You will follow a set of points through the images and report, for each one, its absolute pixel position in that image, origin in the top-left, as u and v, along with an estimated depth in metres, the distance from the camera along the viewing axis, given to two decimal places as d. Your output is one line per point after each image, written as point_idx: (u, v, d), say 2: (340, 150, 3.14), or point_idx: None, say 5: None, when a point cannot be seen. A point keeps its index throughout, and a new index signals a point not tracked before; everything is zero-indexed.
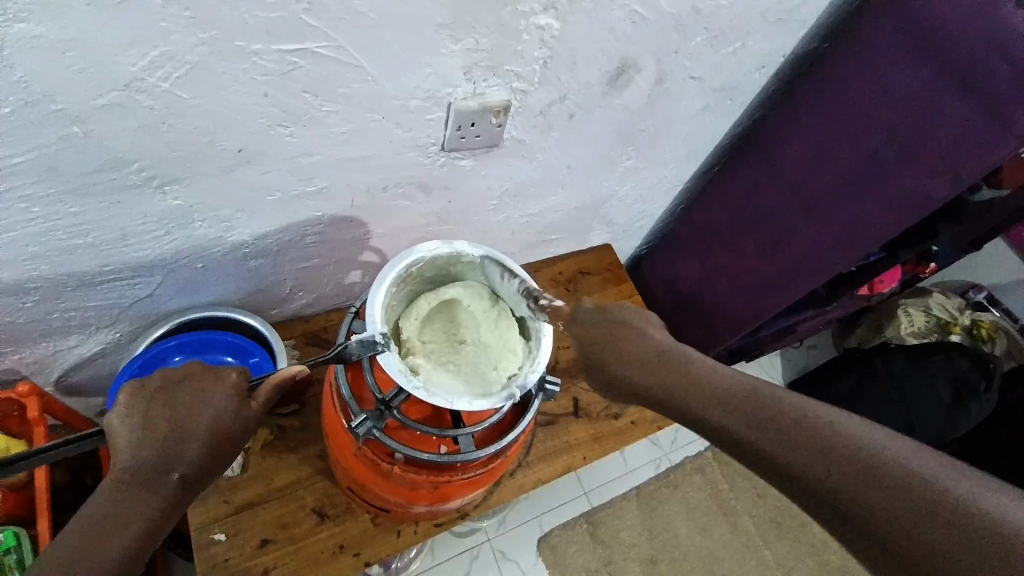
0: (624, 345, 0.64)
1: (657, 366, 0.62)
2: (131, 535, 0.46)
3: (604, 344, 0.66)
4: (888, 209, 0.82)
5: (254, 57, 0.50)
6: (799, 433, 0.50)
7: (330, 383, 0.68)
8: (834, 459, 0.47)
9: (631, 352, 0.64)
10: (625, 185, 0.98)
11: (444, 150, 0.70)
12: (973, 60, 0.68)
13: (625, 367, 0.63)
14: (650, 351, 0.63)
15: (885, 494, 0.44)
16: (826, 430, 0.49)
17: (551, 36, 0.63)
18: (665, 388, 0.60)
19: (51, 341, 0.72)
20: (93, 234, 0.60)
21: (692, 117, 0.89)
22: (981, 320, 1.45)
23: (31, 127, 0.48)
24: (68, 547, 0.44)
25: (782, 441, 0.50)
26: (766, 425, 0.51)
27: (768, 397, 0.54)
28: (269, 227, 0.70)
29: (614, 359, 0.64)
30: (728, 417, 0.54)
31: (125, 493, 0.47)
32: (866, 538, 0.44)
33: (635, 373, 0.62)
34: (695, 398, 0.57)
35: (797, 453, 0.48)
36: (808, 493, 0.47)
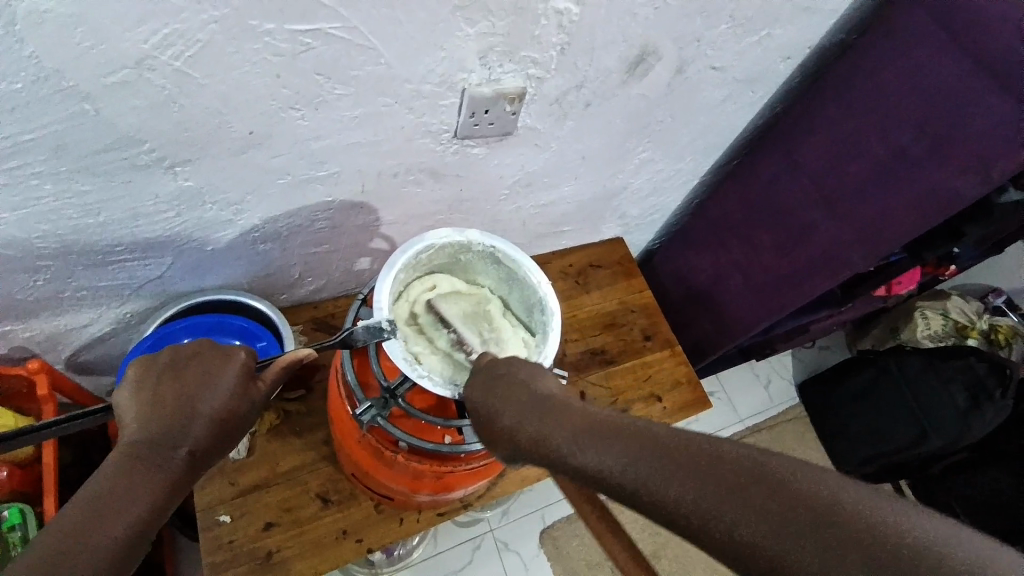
0: (501, 381, 0.56)
1: (532, 403, 0.52)
2: (136, 512, 0.44)
3: (486, 377, 0.57)
4: (915, 206, 0.79)
5: (267, 37, 0.49)
6: (695, 461, 0.39)
7: (336, 369, 0.68)
8: (740, 489, 0.36)
9: (507, 386, 0.55)
10: (640, 178, 0.97)
11: (457, 137, 0.69)
12: (1013, 54, 0.66)
13: (502, 405, 0.53)
14: (534, 386, 0.54)
15: (810, 531, 0.33)
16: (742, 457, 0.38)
17: (570, 21, 0.61)
18: (540, 427, 0.49)
19: (62, 320, 0.72)
20: (104, 213, 0.60)
21: (712, 109, 0.87)
22: (999, 324, 1.41)
23: (40, 103, 0.47)
24: (67, 521, 0.41)
25: (684, 480, 0.38)
26: (655, 458, 0.40)
27: (663, 430, 0.42)
28: (278, 211, 0.69)
29: (492, 396, 0.55)
30: (615, 464, 0.42)
31: (133, 464, 0.46)
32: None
33: (507, 411, 0.52)
34: (578, 436, 0.46)
35: (705, 495, 0.37)
36: (717, 545, 0.35)
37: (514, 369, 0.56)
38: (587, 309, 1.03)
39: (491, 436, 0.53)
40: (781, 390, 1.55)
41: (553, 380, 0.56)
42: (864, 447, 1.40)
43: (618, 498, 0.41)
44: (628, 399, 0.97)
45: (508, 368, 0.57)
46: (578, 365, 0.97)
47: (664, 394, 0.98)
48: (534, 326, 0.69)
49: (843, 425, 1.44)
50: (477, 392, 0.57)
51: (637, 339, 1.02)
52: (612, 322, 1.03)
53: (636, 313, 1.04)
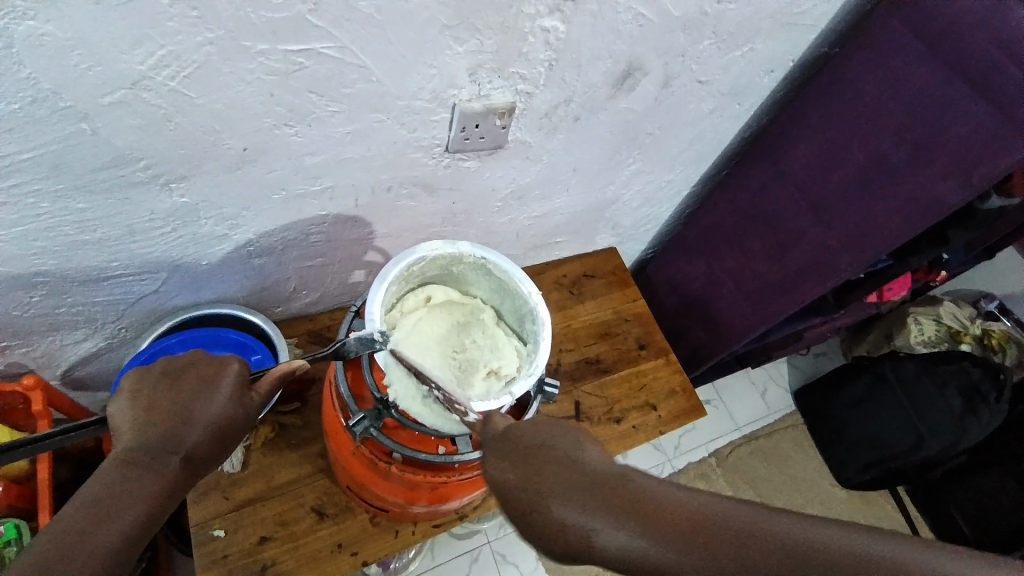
0: (533, 461, 0.48)
1: (578, 489, 0.45)
2: (132, 517, 0.44)
3: (514, 453, 0.49)
4: (899, 210, 0.80)
5: (260, 56, 0.50)
6: (790, 560, 0.38)
7: (330, 380, 0.68)
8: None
9: (543, 465, 0.47)
10: (631, 189, 0.98)
11: (448, 151, 0.71)
12: (989, 60, 0.68)
13: (545, 496, 0.45)
14: (574, 461, 0.47)
15: None
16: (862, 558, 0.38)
17: (557, 39, 0.63)
18: (604, 523, 0.43)
19: (58, 335, 0.72)
20: (100, 229, 0.60)
21: (699, 121, 0.89)
22: (992, 329, 1.42)
23: (38, 123, 0.48)
24: (69, 522, 0.42)
25: None
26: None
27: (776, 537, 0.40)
28: (273, 225, 0.70)
29: (530, 480, 0.47)
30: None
31: (127, 471, 0.46)
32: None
33: (555, 503, 0.45)
34: (651, 533, 0.42)
35: None
36: None
37: (542, 440, 0.49)
38: (581, 318, 1.04)
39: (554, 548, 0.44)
40: (777, 398, 1.55)
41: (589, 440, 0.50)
42: (863, 454, 1.40)
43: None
44: (623, 408, 0.97)
45: (535, 439, 0.49)
46: (573, 374, 0.98)
47: (658, 402, 0.99)
48: (526, 335, 0.70)
49: (841, 432, 1.44)
50: (504, 472, 0.48)
51: (632, 347, 1.03)
52: (606, 332, 1.03)
53: (630, 322, 1.05)
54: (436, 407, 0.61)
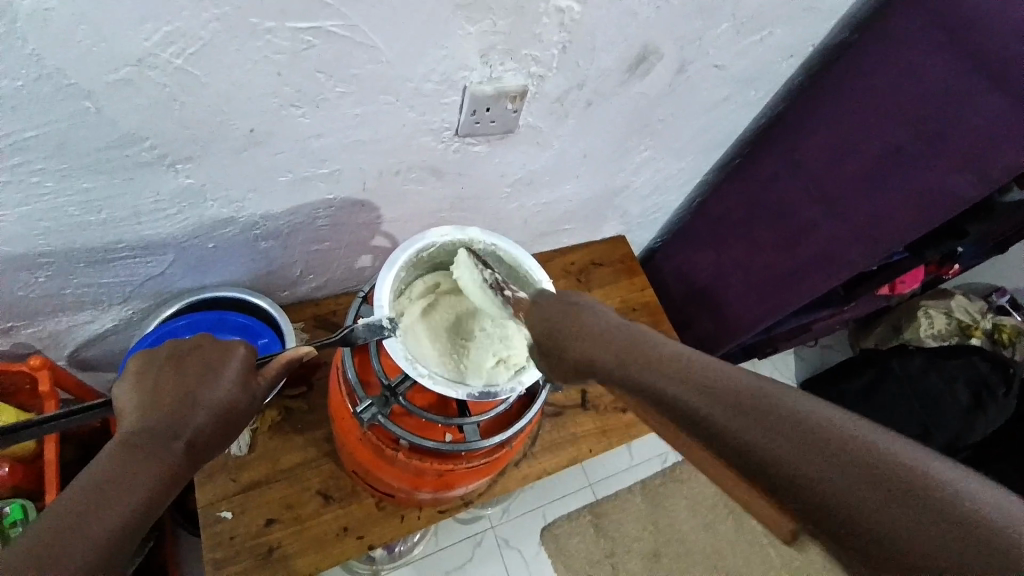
0: (571, 313, 0.54)
1: (592, 337, 0.50)
2: (134, 502, 0.44)
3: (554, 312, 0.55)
4: (910, 203, 0.80)
5: (267, 35, 0.49)
6: (721, 379, 0.40)
7: (336, 366, 0.68)
8: (756, 407, 0.38)
9: (575, 319, 0.53)
10: (641, 176, 0.96)
11: (458, 135, 0.69)
12: (1004, 51, 0.66)
13: (569, 337, 0.52)
14: (609, 323, 0.51)
15: (895, 496, 0.32)
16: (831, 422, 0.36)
17: (572, 20, 0.61)
18: (619, 354, 0.47)
19: (64, 316, 0.72)
20: (107, 210, 0.60)
21: (715, 106, 0.86)
22: (1003, 324, 1.40)
23: (41, 101, 0.47)
24: (65, 508, 0.41)
25: (777, 431, 0.36)
26: (748, 406, 0.38)
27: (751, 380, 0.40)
28: (280, 209, 0.69)
29: (558, 332, 0.53)
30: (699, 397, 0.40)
31: (131, 454, 0.45)
32: (859, 551, 0.32)
33: (576, 342, 0.51)
34: (656, 368, 0.44)
35: (797, 445, 0.35)
36: (802, 498, 0.34)
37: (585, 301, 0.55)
38: None
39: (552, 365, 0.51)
40: None
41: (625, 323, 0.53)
42: None
43: (691, 431, 0.40)
44: None
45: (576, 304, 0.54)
46: None
47: None
48: None
49: None
50: (542, 317, 0.55)
51: None
52: None
53: (637, 311, 1.04)
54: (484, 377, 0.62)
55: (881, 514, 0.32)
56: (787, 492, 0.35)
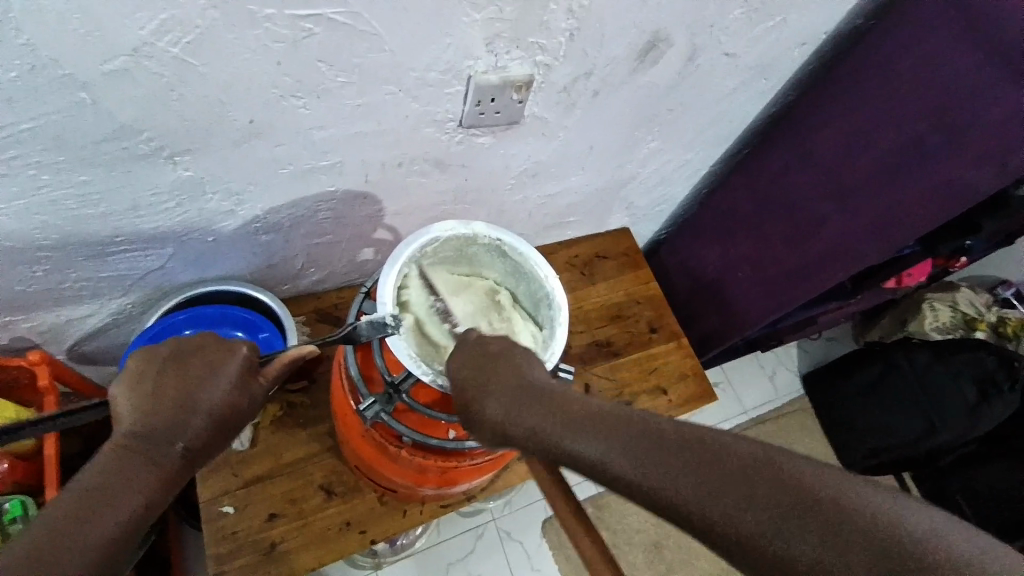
0: (482, 358, 0.53)
1: (509, 390, 0.49)
2: (132, 505, 0.43)
3: (469, 354, 0.54)
4: (926, 198, 0.78)
5: (266, 23, 0.47)
6: (629, 426, 0.41)
7: (339, 363, 0.67)
8: (661, 450, 0.39)
9: (489, 365, 0.52)
10: (648, 167, 0.95)
11: (462, 126, 0.68)
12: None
13: (485, 389, 0.51)
14: (521, 369, 0.51)
15: (797, 516, 0.33)
16: (729, 450, 0.37)
17: (579, 7, 0.59)
18: (535, 413, 0.47)
19: (64, 310, 0.71)
20: (104, 204, 0.58)
21: (724, 96, 0.84)
22: (1009, 317, 1.37)
23: (35, 92, 0.46)
24: (63, 510, 0.40)
25: (684, 472, 0.37)
26: (654, 450, 0.39)
27: (655, 421, 0.41)
28: (280, 202, 0.68)
29: (477, 380, 0.52)
30: (610, 448, 0.41)
31: (130, 457, 0.45)
32: None
33: (494, 394, 0.50)
34: (576, 428, 0.43)
35: (701, 484, 0.36)
36: (722, 541, 0.35)
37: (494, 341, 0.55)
38: (592, 300, 1.01)
39: (476, 423, 0.51)
40: (786, 382, 1.54)
41: (543, 367, 0.54)
42: (872, 440, 1.38)
43: (613, 491, 0.40)
44: (633, 392, 0.96)
45: (486, 346, 0.54)
46: (583, 357, 0.96)
47: (669, 386, 0.97)
48: (540, 321, 0.67)
49: (851, 421, 1.42)
50: (455, 364, 0.55)
51: (643, 331, 1.01)
52: (618, 314, 1.01)
53: (642, 305, 1.03)
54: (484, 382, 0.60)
55: (805, 546, 0.32)
56: (707, 536, 0.36)
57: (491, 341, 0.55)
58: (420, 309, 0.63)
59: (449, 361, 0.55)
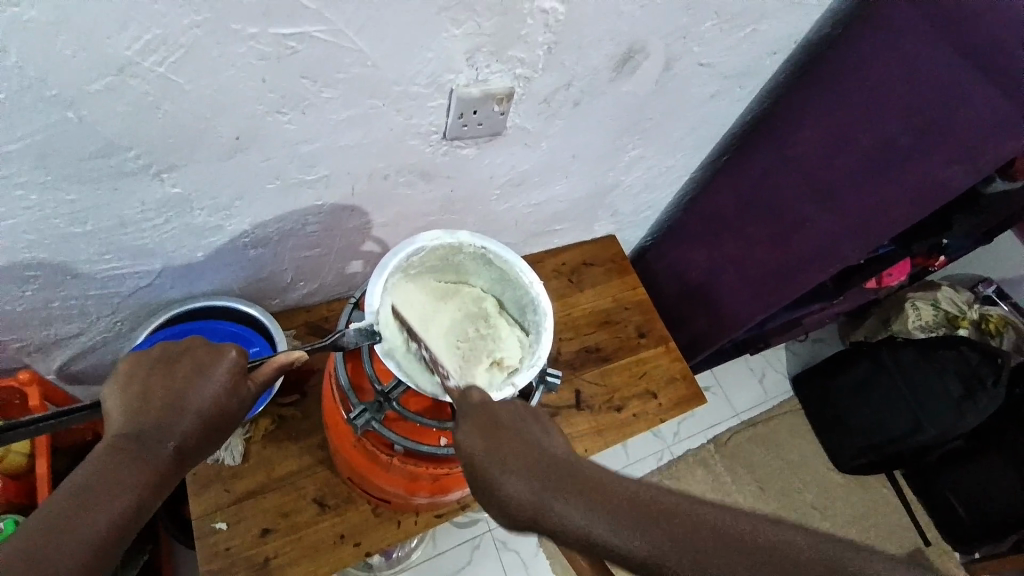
0: (499, 431, 0.48)
1: (537, 467, 0.44)
2: (121, 506, 0.44)
3: (483, 422, 0.49)
4: (905, 195, 0.81)
5: (250, 40, 0.49)
6: (682, 522, 0.39)
7: (329, 373, 0.68)
8: (726, 553, 0.37)
9: (507, 438, 0.47)
10: (631, 174, 0.97)
11: (446, 138, 0.69)
12: (996, 42, 0.68)
13: (507, 466, 0.45)
14: (542, 444, 0.47)
15: None
16: (797, 551, 0.37)
17: (556, 20, 0.61)
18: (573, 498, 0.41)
19: (53, 329, 0.71)
20: (92, 221, 0.59)
21: (701, 104, 0.87)
22: (989, 314, 1.41)
23: (24, 113, 0.47)
24: (54, 509, 0.42)
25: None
26: (723, 556, 0.37)
27: (711, 516, 0.39)
28: (268, 216, 0.69)
29: (495, 455, 0.46)
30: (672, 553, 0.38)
31: (120, 458, 0.45)
32: None
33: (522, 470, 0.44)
34: (625, 522, 0.40)
35: None
36: None
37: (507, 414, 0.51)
38: (581, 307, 1.03)
39: (496, 509, 0.44)
40: (776, 384, 1.55)
41: (556, 434, 0.50)
42: (861, 437, 1.40)
43: None
44: (624, 396, 0.97)
45: (501, 418, 0.50)
46: (573, 363, 0.97)
47: (659, 389, 0.98)
48: (527, 325, 0.68)
49: (841, 419, 1.43)
50: (466, 438, 0.48)
51: (632, 335, 1.02)
52: (606, 319, 1.03)
53: (630, 310, 1.04)
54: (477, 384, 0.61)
55: None
56: None
57: (503, 413, 0.50)
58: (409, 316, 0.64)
59: (462, 429, 0.49)
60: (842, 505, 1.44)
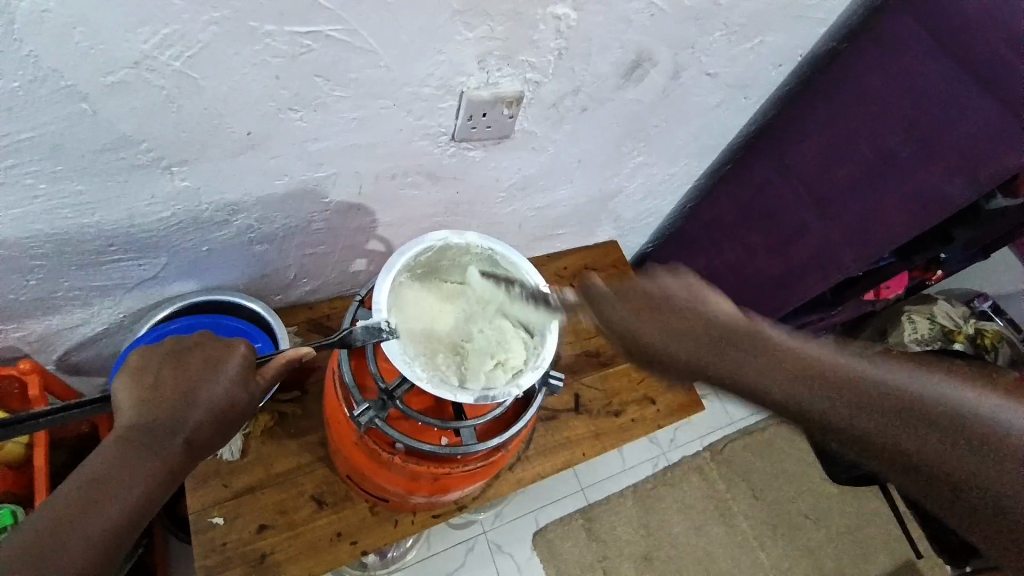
0: (908, 416, 0.47)
1: (845, 378, 0.50)
2: (132, 501, 0.44)
3: (629, 301, 0.62)
4: (902, 204, 0.82)
5: (267, 38, 0.49)
6: (762, 348, 0.54)
7: (333, 369, 0.68)
8: (810, 372, 0.51)
9: (726, 332, 0.56)
10: (634, 181, 0.97)
11: (455, 140, 0.70)
12: (1002, 58, 0.69)
13: (646, 325, 0.60)
14: (666, 302, 0.60)
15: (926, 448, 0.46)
16: (871, 378, 0.50)
17: (568, 27, 0.62)
18: (715, 364, 0.54)
19: (55, 319, 0.71)
20: (101, 213, 0.59)
21: (706, 113, 0.88)
22: (985, 328, 1.41)
23: (39, 103, 0.47)
24: (61, 503, 0.42)
25: (836, 389, 0.50)
26: (811, 384, 0.50)
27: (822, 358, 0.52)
28: (277, 212, 0.69)
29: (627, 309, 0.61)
30: (766, 368, 0.52)
31: (131, 451, 0.45)
32: (922, 480, 0.47)
33: (764, 375, 0.52)
34: (732, 346, 0.55)
35: (853, 410, 0.49)
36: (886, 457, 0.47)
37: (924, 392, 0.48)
38: None
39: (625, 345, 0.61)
40: None
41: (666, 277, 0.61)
42: None
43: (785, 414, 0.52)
44: (623, 402, 0.97)
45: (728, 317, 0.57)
46: (573, 367, 0.98)
47: (657, 396, 0.99)
48: None
49: None
50: (789, 388, 0.51)
51: None
52: None
53: None
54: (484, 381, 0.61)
55: (934, 448, 0.46)
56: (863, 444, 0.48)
57: (892, 377, 0.49)
58: (414, 313, 0.64)
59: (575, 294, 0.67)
60: (834, 515, 1.45)
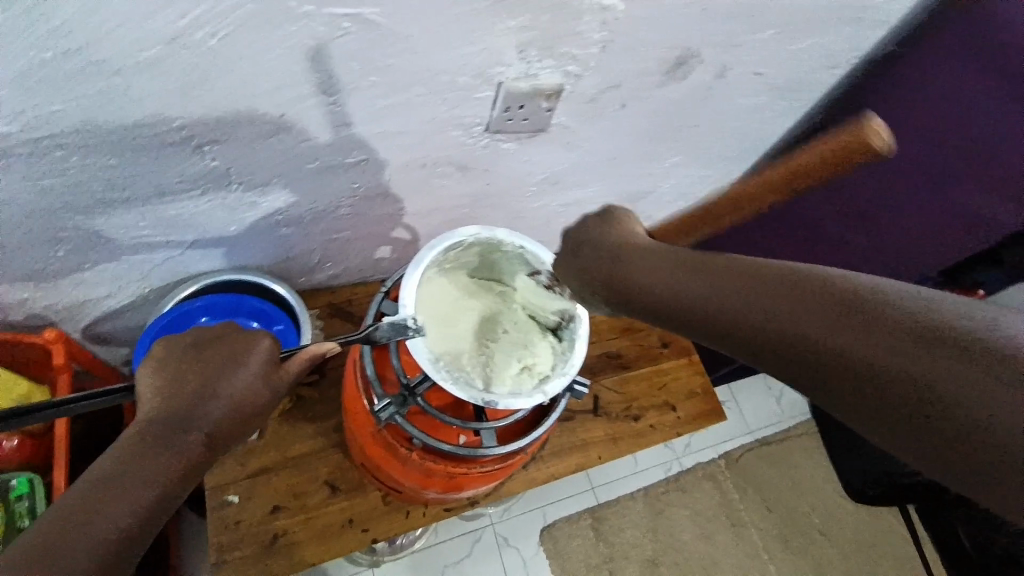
0: (889, 319, 0.34)
1: (801, 291, 0.39)
2: (145, 499, 0.42)
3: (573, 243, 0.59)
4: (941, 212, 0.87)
5: (304, 19, 0.48)
6: (700, 265, 0.47)
7: (355, 359, 0.67)
8: (744, 280, 0.43)
9: (686, 258, 0.49)
10: (667, 180, 0.94)
11: (488, 131, 0.68)
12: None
13: (593, 268, 0.55)
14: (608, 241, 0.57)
15: (873, 336, 0.34)
16: (808, 279, 0.40)
17: (614, 19, 0.58)
18: (640, 287, 0.50)
19: (83, 291, 0.72)
20: (130, 188, 0.59)
21: (749, 115, 0.83)
22: None
23: (72, 77, 0.46)
24: (73, 500, 0.40)
25: (765, 290, 0.41)
26: (742, 287, 0.42)
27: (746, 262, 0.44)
28: (304, 196, 0.68)
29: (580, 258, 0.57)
30: (695, 282, 0.46)
31: (147, 445, 0.44)
32: (868, 396, 0.34)
33: (706, 291, 0.44)
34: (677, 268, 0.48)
35: (789, 309, 0.39)
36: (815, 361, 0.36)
37: (901, 296, 0.35)
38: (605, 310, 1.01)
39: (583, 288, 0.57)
40: (794, 405, 1.52)
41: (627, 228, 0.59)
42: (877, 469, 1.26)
43: (714, 332, 0.44)
44: (642, 406, 0.95)
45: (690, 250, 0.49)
46: (593, 368, 0.96)
47: (676, 404, 0.96)
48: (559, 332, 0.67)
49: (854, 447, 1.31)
50: (714, 298, 0.44)
51: (654, 345, 1.00)
52: (630, 326, 1.01)
53: None
54: (510, 383, 0.60)
55: (879, 354, 0.34)
56: (798, 351, 0.38)
57: (835, 276, 0.39)
58: (443, 309, 0.64)
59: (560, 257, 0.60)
60: (847, 532, 1.41)
